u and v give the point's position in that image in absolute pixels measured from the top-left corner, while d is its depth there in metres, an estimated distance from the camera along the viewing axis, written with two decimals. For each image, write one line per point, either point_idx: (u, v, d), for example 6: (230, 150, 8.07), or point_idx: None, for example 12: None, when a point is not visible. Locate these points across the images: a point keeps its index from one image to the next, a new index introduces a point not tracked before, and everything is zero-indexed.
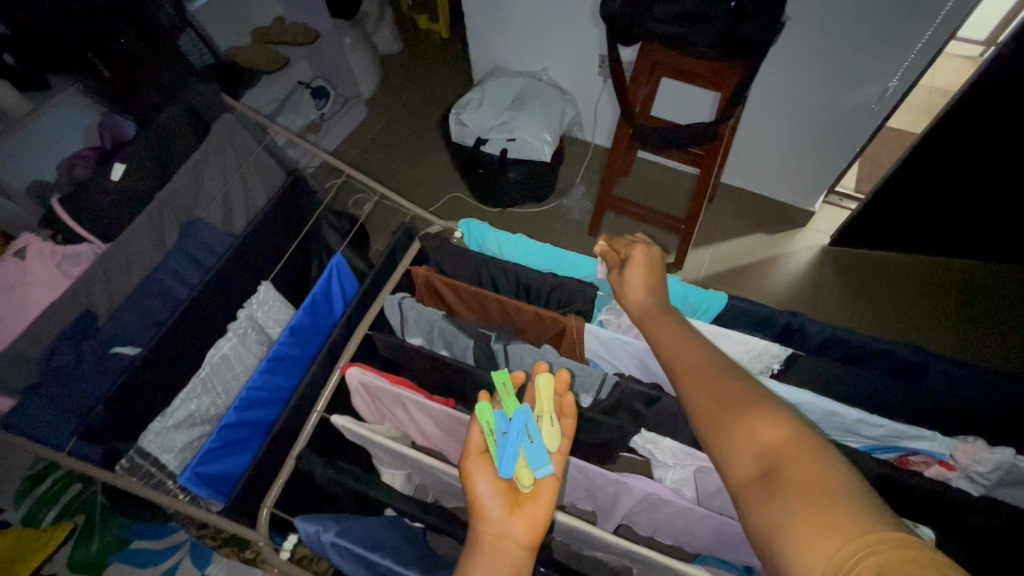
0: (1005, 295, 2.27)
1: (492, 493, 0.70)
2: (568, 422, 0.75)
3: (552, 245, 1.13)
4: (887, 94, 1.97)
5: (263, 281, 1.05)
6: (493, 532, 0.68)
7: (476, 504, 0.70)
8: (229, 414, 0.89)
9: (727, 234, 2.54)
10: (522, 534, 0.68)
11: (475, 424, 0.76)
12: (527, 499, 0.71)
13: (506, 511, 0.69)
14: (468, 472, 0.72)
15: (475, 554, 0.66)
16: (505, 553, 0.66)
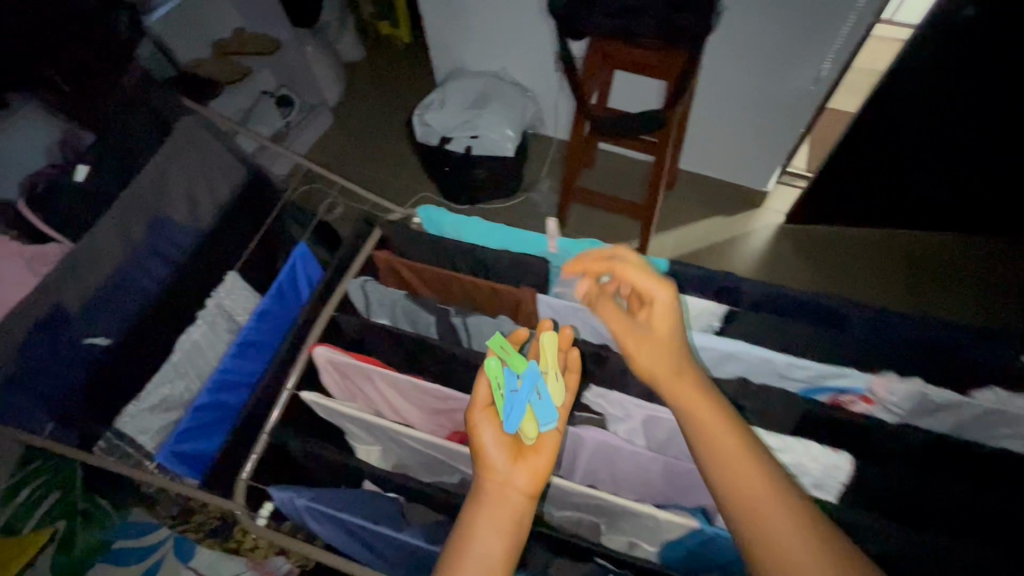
0: (949, 256, 2.43)
1: (498, 442, 0.72)
2: (573, 376, 0.83)
3: (506, 225, 1.20)
4: (822, 75, 2.10)
5: (229, 272, 1.11)
6: (497, 480, 0.69)
7: (481, 455, 0.72)
8: (203, 395, 0.95)
9: (688, 218, 2.66)
10: (525, 483, 0.69)
11: (482, 378, 0.79)
12: (530, 450, 0.72)
13: (511, 460, 0.71)
14: (475, 423, 0.74)
15: (478, 505, 0.67)
16: (509, 500, 0.68)
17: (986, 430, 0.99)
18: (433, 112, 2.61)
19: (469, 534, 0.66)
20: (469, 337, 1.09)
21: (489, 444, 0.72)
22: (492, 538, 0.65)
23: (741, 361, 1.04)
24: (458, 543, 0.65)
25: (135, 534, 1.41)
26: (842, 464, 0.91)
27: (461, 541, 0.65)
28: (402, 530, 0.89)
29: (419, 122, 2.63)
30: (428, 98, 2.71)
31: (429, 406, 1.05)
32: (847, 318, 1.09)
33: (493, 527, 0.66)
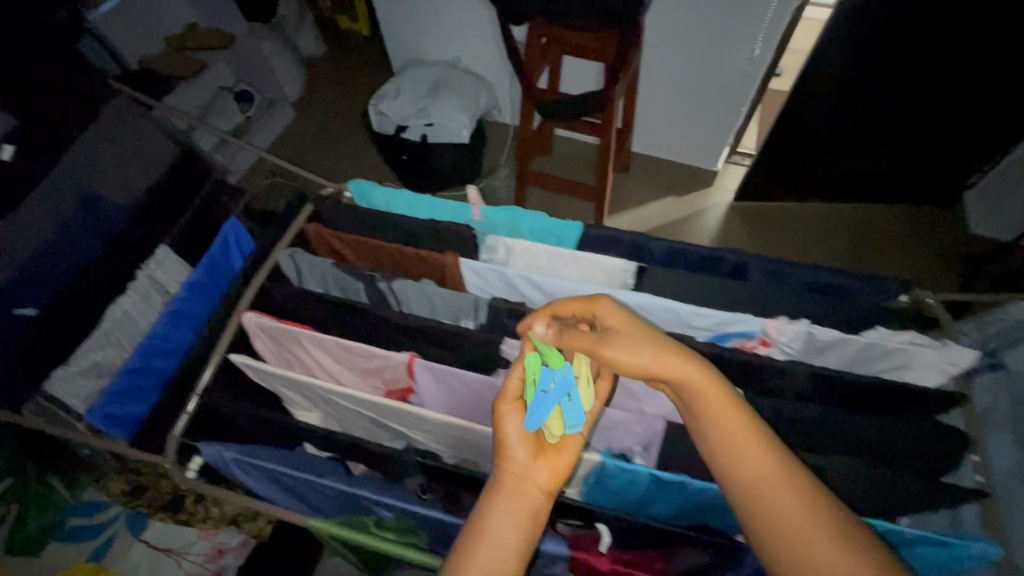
0: (885, 229, 2.60)
1: (521, 438, 0.79)
2: (604, 384, 0.88)
3: (432, 196, 1.27)
4: (756, 56, 2.18)
5: (160, 245, 1.20)
6: (516, 473, 0.77)
7: (503, 448, 0.79)
8: (133, 359, 1.00)
9: (642, 199, 2.74)
10: (542, 480, 0.77)
11: (517, 370, 0.83)
12: (552, 449, 0.79)
13: (532, 455, 0.78)
14: (502, 414, 0.81)
15: (496, 491, 0.76)
16: (526, 493, 0.76)
17: (871, 364, 1.06)
18: (388, 101, 2.64)
19: (487, 520, 0.73)
20: (396, 301, 1.15)
21: (511, 437, 0.79)
22: (509, 526, 0.73)
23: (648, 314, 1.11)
24: (477, 528, 0.73)
25: (93, 511, 1.46)
26: None
27: (478, 525, 0.73)
28: (325, 476, 0.95)
29: (375, 113, 2.66)
30: (384, 88, 2.74)
31: (358, 366, 1.10)
32: (752, 272, 1.16)
33: (509, 518, 0.73)
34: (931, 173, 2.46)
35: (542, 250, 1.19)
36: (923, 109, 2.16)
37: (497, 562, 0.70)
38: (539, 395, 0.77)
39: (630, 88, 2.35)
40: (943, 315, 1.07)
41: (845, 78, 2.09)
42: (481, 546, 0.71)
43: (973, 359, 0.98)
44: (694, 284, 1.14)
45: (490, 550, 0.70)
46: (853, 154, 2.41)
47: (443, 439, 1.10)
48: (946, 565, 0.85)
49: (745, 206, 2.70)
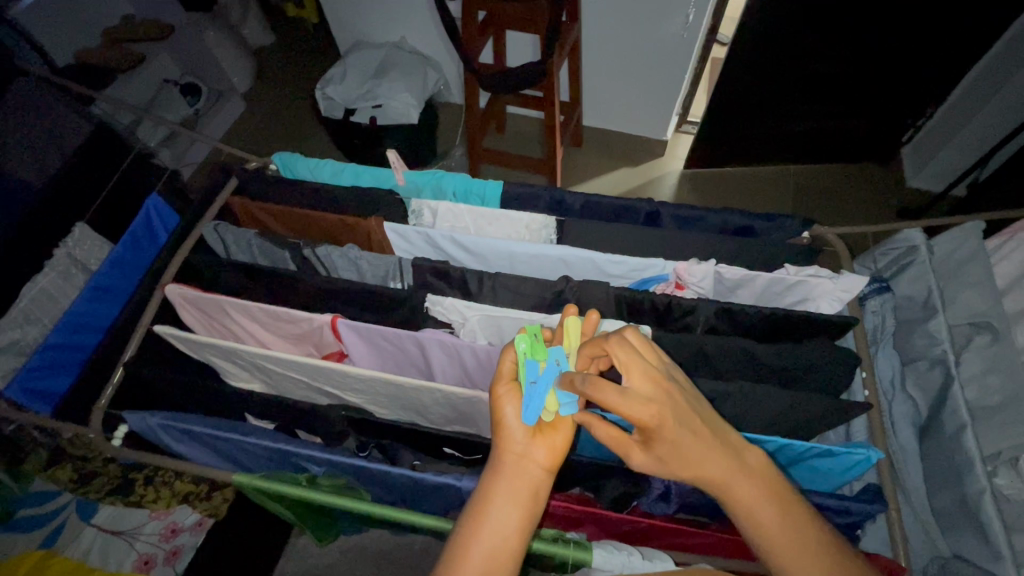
0: (827, 187, 2.68)
1: (519, 417, 0.73)
2: None
3: (355, 163, 1.29)
4: (689, 22, 2.21)
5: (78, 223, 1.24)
6: (515, 452, 0.71)
7: (501, 427, 0.73)
8: (53, 334, 1.02)
9: (595, 172, 2.78)
10: (542, 457, 0.71)
11: (509, 352, 0.78)
12: (548, 426, 0.73)
13: (529, 434, 0.72)
14: (499, 395, 0.74)
15: (497, 471, 0.70)
16: (526, 472, 0.70)
17: (778, 299, 1.11)
18: (333, 85, 2.58)
19: (485, 504, 0.69)
20: (322, 267, 1.17)
21: (509, 419, 0.73)
22: (509, 508, 0.68)
23: (567, 264, 1.15)
24: (476, 516, 0.69)
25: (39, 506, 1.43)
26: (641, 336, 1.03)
27: (478, 511, 0.69)
28: (250, 434, 0.98)
29: (320, 97, 2.58)
30: (330, 72, 2.68)
31: (287, 331, 1.12)
32: (664, 218, 1.22)
33: (511, 498, 0.69)
34: (868, 130, 2.54)
35: (465, 210, 1.21)
36: (855, 67, 2.22)
37: (497, 547, 0.67)
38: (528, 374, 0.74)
39: (572, 59, 2.37)
40: (839, 248, 1.14)
41: (778, 39, 2.13)
42: (481, 536, 0.67)
43: (864, 284, 1.04)
44: (610, 233, 1.18)
45: (490, 536, 0.67)
46: (793, 116, 2.47)
47: (376, 398, 1.12)
48: (837, 470, 0.91)
49: (695, 172, 2.76)
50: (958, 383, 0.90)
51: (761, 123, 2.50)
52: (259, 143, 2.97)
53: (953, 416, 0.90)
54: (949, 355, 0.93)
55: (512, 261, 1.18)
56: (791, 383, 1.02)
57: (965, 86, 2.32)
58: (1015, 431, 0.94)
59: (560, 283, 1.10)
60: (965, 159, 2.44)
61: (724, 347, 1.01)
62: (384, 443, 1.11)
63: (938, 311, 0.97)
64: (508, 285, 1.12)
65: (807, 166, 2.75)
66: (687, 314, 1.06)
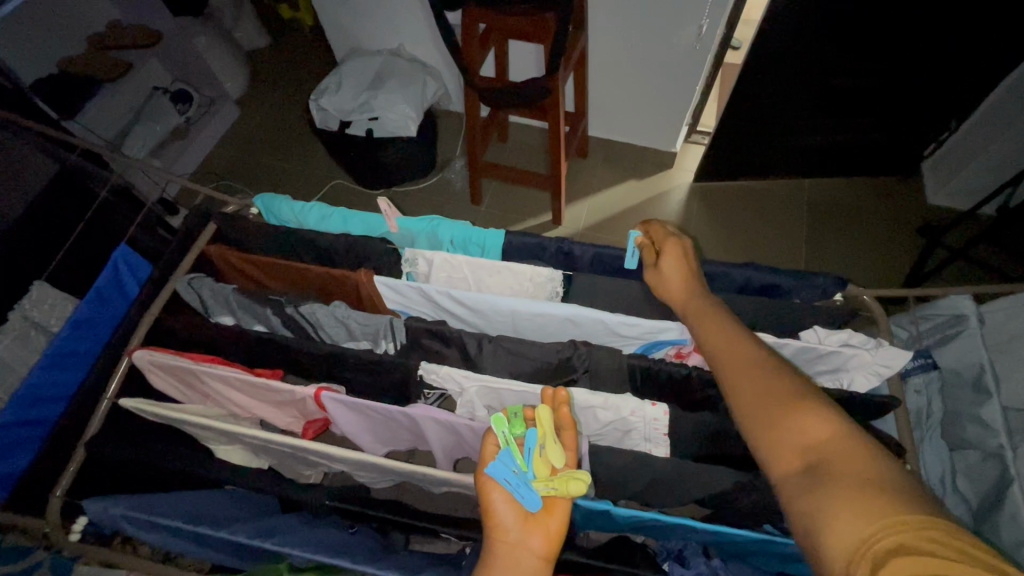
0: (845, 204, 2.56)
1: (509, 505, 0.71)
2: (568, 433, 0.77)
3: (343, 207, 1.19)
4: (703, 33, 2.08)
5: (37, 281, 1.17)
6: (508, 541, 0.69)
7: (491, 517, 0.71)
8: (5, 414, 0.95)
9: (602, 186, 2.65)
10: (538, 546, 0.69)
11: (488, 438, 0.76)
12: (540, 511, 0.71)
13: (522, 522, 0.70)
14: (484, 483, 0.71)
15: (490, 565, 0.67)
16: (521, 562, 0.68)
17: (806, 366, 1.00)
18: (328, 96, 2.45)
19: None
20: (307, 326, 1.07)
21: (500, 505, 0.71)
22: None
23: (576, 325, 1.04)
24: None
25: None
26: (658, 415, 0.91)
27: None
28: (224, 527, 0.88)
29: (315, 108, 2.46)
30: (325, 81, 2.54)
31: (268, 398, 1.02)
32: None
33: None
34: (889, 144, 2.42)
35: (463, 261, 1.11)
36: (877, 80, 2.10)
37: None
38: (509, 462, 0.72)
39: (578, 70, 2.25)
40: (875, 309, 1.04)
41: (798, 51, 2.00)
42: None
43: (907, 359, 0.93)
44: (622, 289, 1.08)
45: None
46: (810, 130, 2.35)
47: (366, 472, 1.02)
48: None
49: (708, 187, 2.63)
50: (1018, 484, 0.81)
51: (778, 136, 2.38)
52: (249, 151, 2.77)
53: (1012, 521, 0.80)
54: (1008, 450, 0.83)
55: (514, 320, 1.07)
56: None
57: (993, 100, 2.19)
58: None
59: (568, 349, 0.99)
60: (993, 175, 2.31)
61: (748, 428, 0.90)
62: (374, 524, 1.01)
63: (993, 395, 0.87)
64: (511, 350, 1.01)
65: (825, 181, 2.62)
66: (708, 387, 0.96)
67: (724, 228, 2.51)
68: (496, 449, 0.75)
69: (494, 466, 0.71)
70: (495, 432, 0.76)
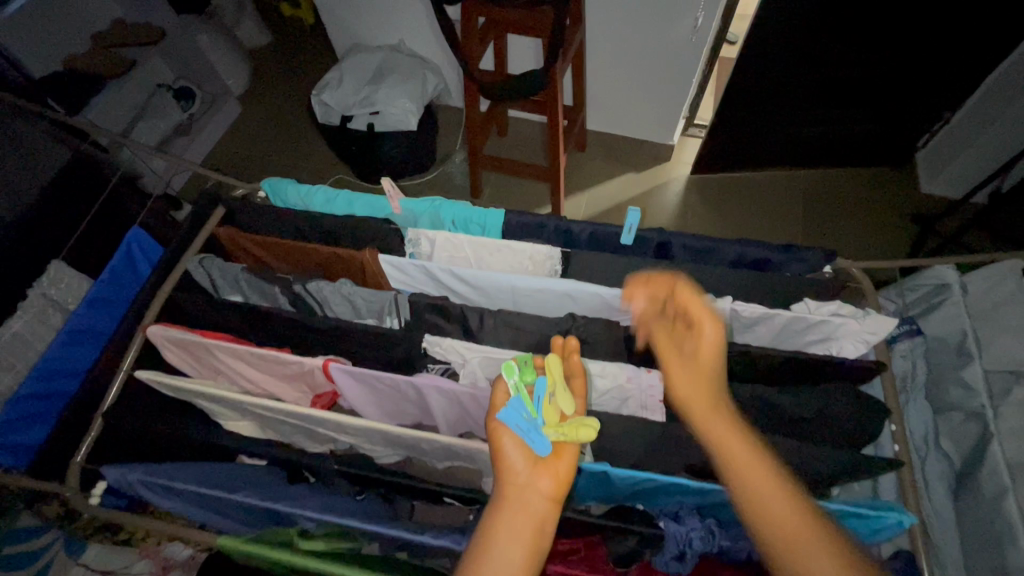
0: (841, 194, 2.59)
1: (518, 449, 0.72)
2: (576, 383, 0.83)
3: (347, 189, 1.23)
4: (698, 26, 2.12)
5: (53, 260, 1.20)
6: (518, 482, 0.69)
7: (501, 461, 0.72)
8: (25, 386, 0.99)
9: (601, 178, 2.68)
10: (546, 488, 0.69)
11: (501, 386, 0.81)
12: (550, 455, 0.73)
13: (531, 466, 0.71)
14: (495, 428, 0.74)
15: (501, 504, 0.67)
16: (531, 503, 0.67)
17: (798, 337, 1.04)
18: (330, 90, 2.48)
19: (489, 537, 0.64)
20: (314, 303, 1.10)
21: (510, 449, 0.72)
22: (516, 535, 0.64)
23: (574, 300, 1.08)
24: (480, 548, 0.63)
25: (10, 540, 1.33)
26: (653, 381, 0.97)
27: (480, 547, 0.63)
28: (237, 491, 0.93)
29: (318, 102, 2.49)
30: (326, 77, 2.57)
31: (278, 373, 1.06)
32: (676, 248, 1.16)
33: (517, 531, 0.64)
34: (884, 134, 2.45)
35: (465, 240, 1.14)
36: (871, 70, 2.13)
37: None
38: (520, 408, 0.75)
39: (576, 63, 2.29)
40: (864, 282, 1.08)
41: (792, 42, 2.03)
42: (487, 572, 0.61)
43: (892, 326, 0.97)
44: (618, 266, 1.12)
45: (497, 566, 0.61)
46: (805, 120, 2.38)
47: (372, 443, 1.05)
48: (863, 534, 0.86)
49: (704, 179, 2.67)
50: (995, 441, 0.85)
51: (774, 128, 2.41)
52: (251, 147, 2.80)
53: (992, 477, 0.83)
54: (988, 409, 0.87)
55: (515, 297, 1.11)
56: (818, 433, 0.95)
57: (985, 90, 2.23)
58: None
59: (567, 323, 1.03)
60: (986, 164, 2.34)
61: (740, 394, 0.94)
62: (380, 490, 1.05)
63: (975, 359, 0.92)
64: (510, 324, 1.05)
65: (820, 172, 2.65)
66: None
67: (721, 219, 2.55)
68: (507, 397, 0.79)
69: (506, 410, 0.74)
70: (507, 381, 0.81)
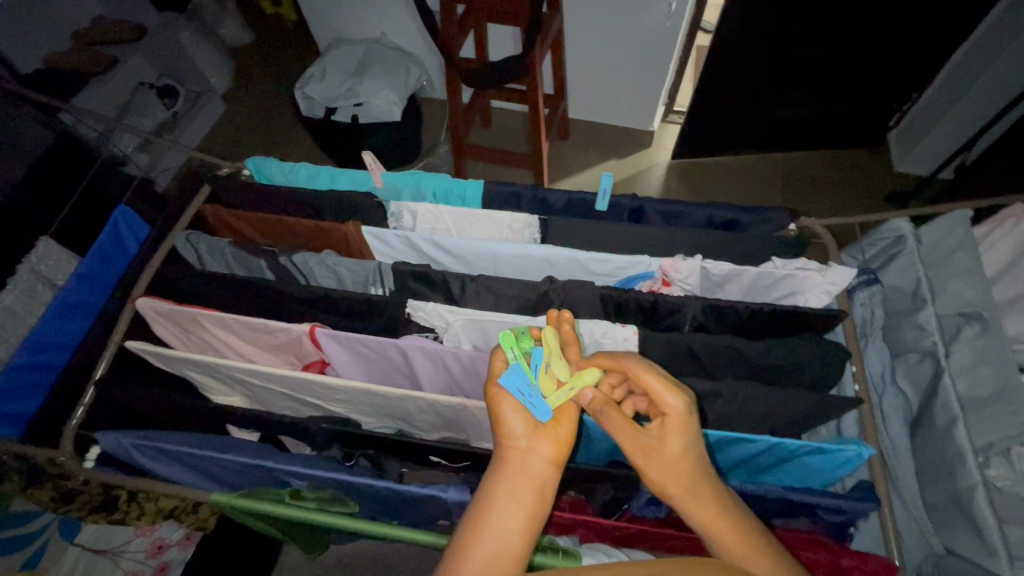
0: (817, 174, 2.66)
1: (519, 414, 0.69)
2: (572, 349, 0.78)
3: (330, 166, 1.26)
4: (672, 11, 2.16)
5: (42, 238, 1.26)
6: (519, 447, 0.66)
7: (501, 426, 0.68)
8: (18, 357, 1.03)
9: (583, 165, 2.73)
10: (548, 452, 0.66)
11: (498, 356, 0.75)
12: (550, 420, 0.69)
13: (532, 431, 0.68)
14: (495, 395, 0.70)
15: (501, 469, 0.65)
16: (531, 468, 0.65)
17: (765, 293, 1.09)
18: (313, 83, 2.48)
19: (489, 500, 0.62)
20: (300, 274, 1.14)
21: (509, 416, 0.68)
22: (514, 504, 0.62)
23: (552, 265, 1.12)
24: (478, 515, 0.61)
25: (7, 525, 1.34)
26: (629, 335, 0.99)
27: (481, 508, 0.62)
28: (228, 451, 0.96)
29: (301, 96, 2.48)
30: (308, 70, 2.58)
31: (268, 342, 1.09)
32: (649, 213, 1.20)
33: (515, 496, 0.62)
34: (856, 115, 2.52)
35: (445, 211, 1.18)
36: (842, 51, 2.18)
37: (501, 547, 0.58)
38: (514, 374, 0.71)
39: (554, 50, 2.32)
40: (827, 240, 1.14)
41: (765, 24, 2.07)
42: (484, 534, 0.59)
43: (851, 277, 1.03)
44: (594, 232, 1.16)
45: (493, 540, 0.58)
46: (781, 103, 2.43)
47: (360, 407, 1.08)
48: (828, 468, 0.91)
49: (685, 163, 2.72)
50: (948, 374, 0.94)
51: (751, 110, 2.46)
52: (238, 143, 2.81)
53: (944, 409, 0.93)
54: (939, 347, 0.97)
55: (495, 263, 1.15)
56: (782, 378, 1.00)
57: (951, 68, 2.29)
58: (1008, 422, 0.95)
59: (545, 284, 1.06)
60: (954, 141, 2.41)
61: (710, 345, 0.98)
62: (370, 453, 1.08)
63: (927, 304, 1.02)
64: (491, 288, 1.08)
65: (797, 154, 2.72)
66: (674, 312, 1.04)
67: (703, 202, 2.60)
68: (504, 365, 0.74)
69: (506, 375, 0.70)
70: (503, 350, 0.75)
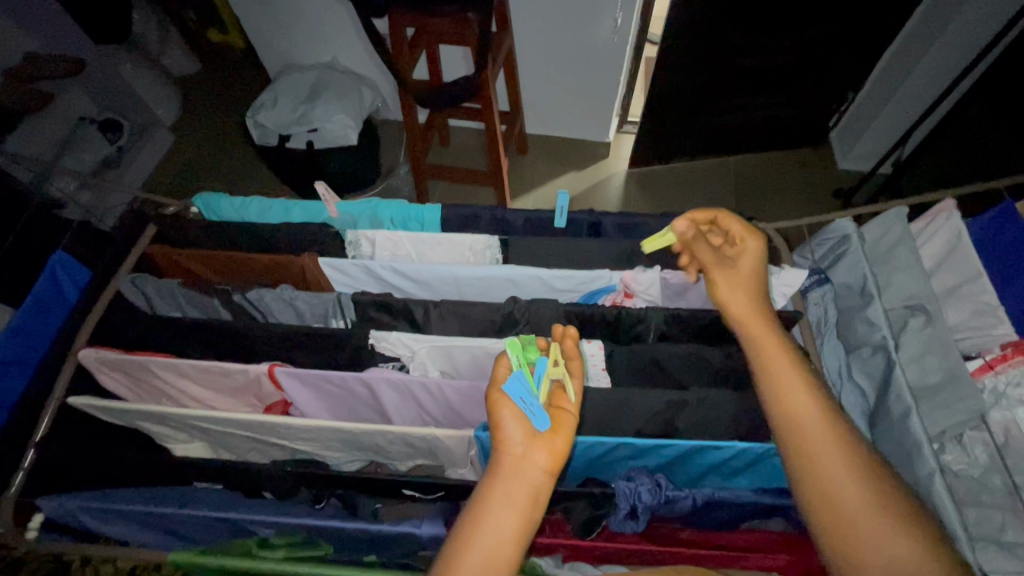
0: (767, 176, 2.76)
1: (517, 420, 0.65)
2: (575, 363, 0.77)
3: (282, 198, 1.23)
4: (618, 26, 2.22)
5: None
6: (514, 453, 0.63)
7: (498, 431, 0.65)
8: None
9: (544, 178, 2.76)
10: (543, 460, 0.63)
11: (502, 360, 0.74)
12: (548, 430, 0.66)
13: (529, 436, 0.64)
14: (495, 400, 0.67)
15: (493, 475, 0.62)
16: (525, 475, 0.62)
17: None
18: (264, 111, 2.42)
19: (480, 507, 0.60)
20: (257, 312, 1.10)
21: (508, 420, 0.65)
22: (506, 510, 0.59)
23: (516, 285, 1.12)
24: (473, 518, 0.59)
25: None
26: (594, 351, 1.01)
27: (475, 514, 0.59)
28: (186, 506, 0.91)
29: (253, 124, 2.42)
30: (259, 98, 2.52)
31: (226, 384, 1.04)
32: (607, 227, 1.22)
33: (508, 504, 0.60)
34: (798, 118, 2.64)
35: (403, 237, 1.17)
36: (780, 58, 2.29)
37: (492, 553, 0.57)
38: (516, 384, 0.69)
39: (507, 68, 2.35)
40: (778, 244, 1.20)
41: (707, 34, 2.15)
42: (476, 539, 0.57)
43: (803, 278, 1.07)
44: (555, 248, 1.16)
45: (485, 542, 0.57)
46: (729, 109, 2.52)
47: (327, 444, 1.05)
48: None
49: (642, 172, 2.78)
50: (898, 367, 0.98)
51: (702, 117, 2.54)
52: (188, 176, 2.70)
53: (899, 400, 0.96)
54: (889, 340, 1.01)
55: (458, 286, 1.14)
56: (747, 382, 1.02)
57: (880, 70, 2.44)
58: (956, 408, 0.99)
59: (508, 304, 1.05)
60: (889, 137, 2.55)
61: (674, 354, 1.00)
62: (341, 492, 1.03)
63: (875, 299, 1.06)
64: (455, 312, 1.07)
65: (747, 157, 2.82)
66: (637, 323, 1.05)
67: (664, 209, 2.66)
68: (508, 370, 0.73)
69: (511, 382, 0.68)
70: (508, 355, 0.75)
